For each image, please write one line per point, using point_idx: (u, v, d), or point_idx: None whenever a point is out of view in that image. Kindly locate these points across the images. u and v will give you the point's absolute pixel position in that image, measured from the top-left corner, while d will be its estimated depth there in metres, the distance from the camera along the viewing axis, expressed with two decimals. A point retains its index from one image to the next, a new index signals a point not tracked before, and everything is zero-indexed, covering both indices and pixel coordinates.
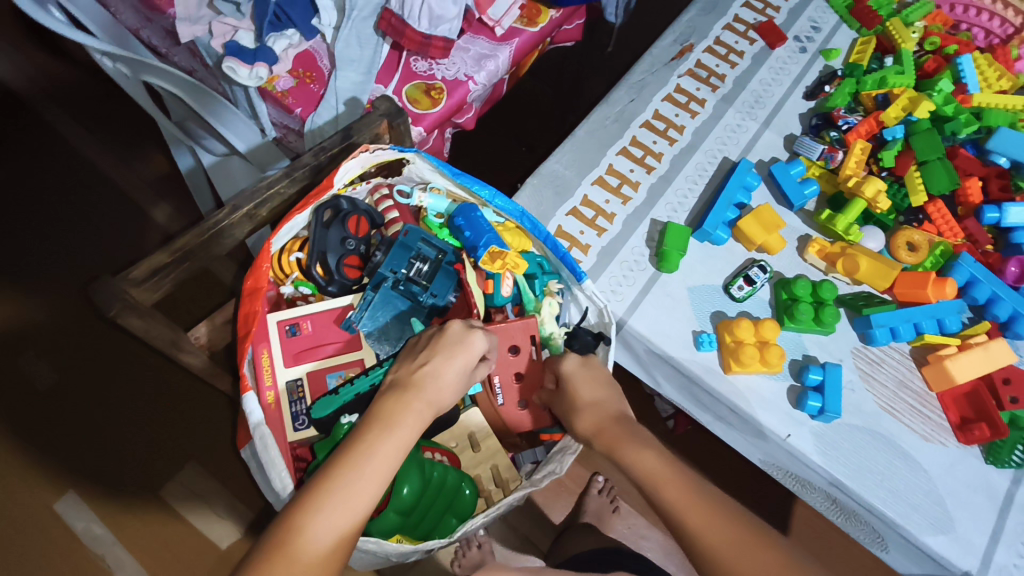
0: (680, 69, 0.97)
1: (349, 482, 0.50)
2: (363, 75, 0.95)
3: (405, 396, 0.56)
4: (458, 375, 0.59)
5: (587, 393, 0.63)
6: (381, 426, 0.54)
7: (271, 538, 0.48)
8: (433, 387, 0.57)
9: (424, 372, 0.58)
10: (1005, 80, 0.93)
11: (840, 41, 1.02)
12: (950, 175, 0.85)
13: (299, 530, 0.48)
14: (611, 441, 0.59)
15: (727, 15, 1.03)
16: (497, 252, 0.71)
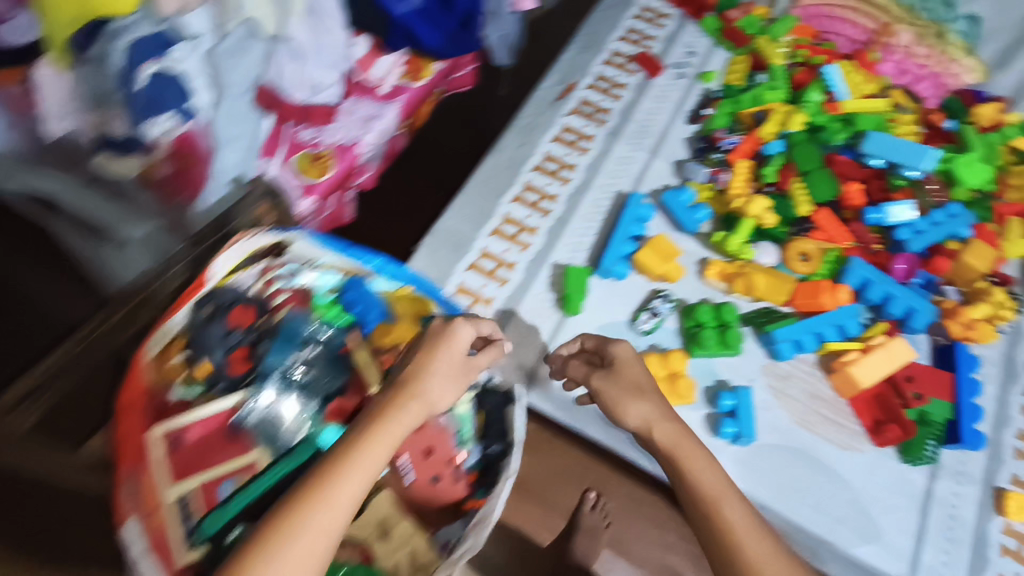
0: (566, 108, 0.98)
1: (321, 505, 0.49)
2: (244, 151, 0.87)
3: (392, 408, 0.56)
4: (442, 383, 0.59)
5: (636, 406, 0.65)
6: (363, 443, 0.53)
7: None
8: (418, 398, 0.57)
9: (411, 376, 0.58)
10: (869, 85, 0.97)
11: (715, 63, 1.05)
12: (830, 183, 0.88)
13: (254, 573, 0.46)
14: (673, 441, 0.64)
15: (605, 51, 1.05)
16: (386, 327, 0.72)
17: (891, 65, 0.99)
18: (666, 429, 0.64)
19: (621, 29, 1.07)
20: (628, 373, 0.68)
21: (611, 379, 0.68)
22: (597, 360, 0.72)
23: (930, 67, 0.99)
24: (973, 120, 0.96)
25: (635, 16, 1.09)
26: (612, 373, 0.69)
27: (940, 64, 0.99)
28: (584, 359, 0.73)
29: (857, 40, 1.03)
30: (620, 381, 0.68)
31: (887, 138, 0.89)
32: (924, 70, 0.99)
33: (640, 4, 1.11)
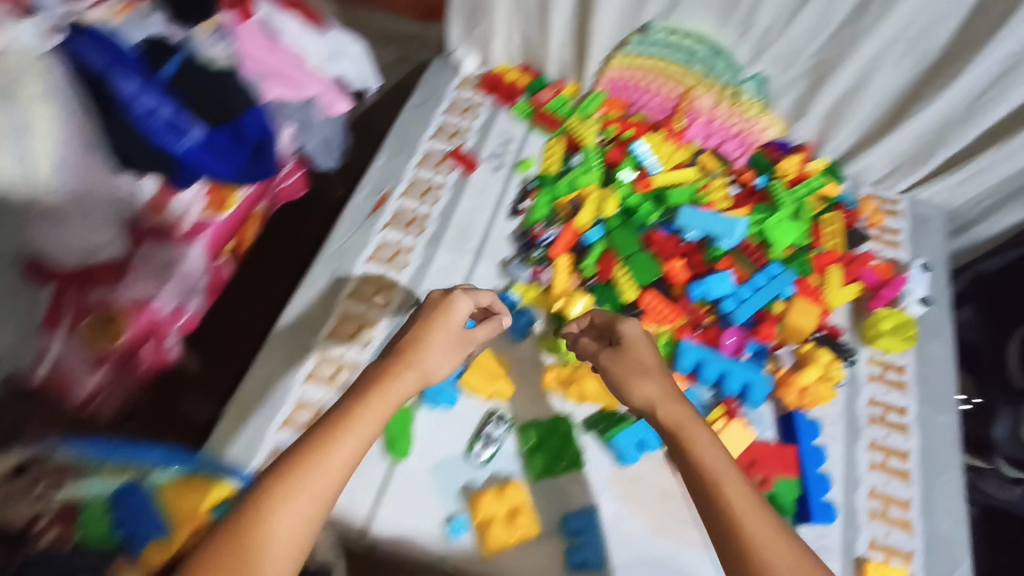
0: (381, 222, 0.93)
1: (316, 465, 0.52)
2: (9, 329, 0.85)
3: (394, 375, 0.60)
4: (446, 345, 0.64)
5: (643, 383, 0.62)
6: (361, 402, 0.57)
7: (224, 532, 0.49)
8: (421, 359, 0.62)
9: (411, 347, 0.63)
10: (678, 154, 0.99)
11: (532, 148, 1.03)
12: (651, 265, 0.86)
13: (250, 528, 0.49)
14: (677, 420, 0.59)
15: (418, 152, 1.01)
16: (164, 531, 0.62)
17: (698, 127, 1.02)
18: (670, 407, 0.60)
19: (432, 126, 1.04)
20: (635, 353, 0.65)
21: (619, 357, 0.66)
22: (604, 340, 0.70)
23: (735, 127, 1.01)
24: (780, 173, 0.98)
25: (445, 111, 1.06)
26: (618, 351, 0.66)
27: (744, 125, 1.00)
28: (591, 336, 0.72)
29: (665, 106, 1.04)
30: (629, 360, 0.65)
31: (699, 210, 0.90)
32: (727, 129, 1.01)
33: (451, 96, 1.08)
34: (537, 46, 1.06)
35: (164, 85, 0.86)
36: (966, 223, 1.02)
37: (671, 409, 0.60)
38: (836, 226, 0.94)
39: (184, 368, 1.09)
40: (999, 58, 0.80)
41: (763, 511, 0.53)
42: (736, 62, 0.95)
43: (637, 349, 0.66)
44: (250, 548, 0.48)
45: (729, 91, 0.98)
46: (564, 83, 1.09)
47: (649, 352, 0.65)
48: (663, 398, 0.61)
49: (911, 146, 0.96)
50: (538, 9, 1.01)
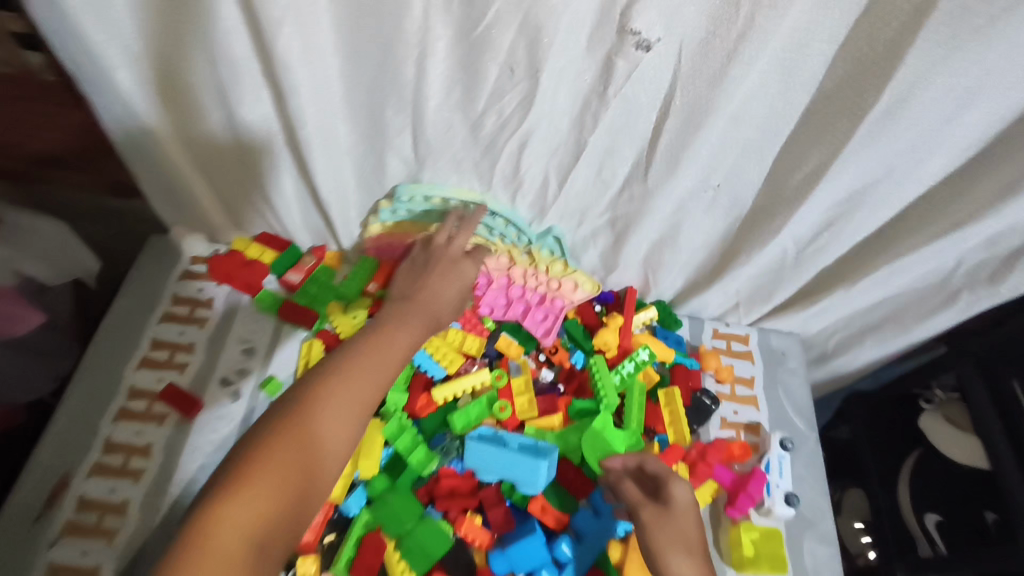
0: (51, 529, 0.65)
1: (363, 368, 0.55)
2: None
3: (404, 309, 0.64)
4: (457, 293, 0.69)
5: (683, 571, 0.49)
6: (393, 326, 0.61)
7: (274, 429, 0.50)
8: (430, 302, 0.66)
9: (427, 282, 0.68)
10: (471, 342, 0.75)
11: (283, 354, 0.79)
12: (433, 539, 0.62)
13: (374, 359, 0.57)
14: None
15: (117, 397, 0.73)
16: None
17: (492, 298, 0.79)
18: None
19: (139, 350, 0.76)
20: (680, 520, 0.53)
21: (665, 520, 0.53)
22: (648, 491, 0.58)
23: (537, 290, 0.78)
24: (601, 347, 0.77)
25: (161, 319, 0.79)
26: (663, 510, 0.54)
27: (547, 287, 0.78)
28: (634, 480, 0.60)
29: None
30: (676, 529, 0.53)
31: (491, 448, 0.66)
32: (528, 293, 0.79)
33: (170, 295, 0.81)
34: (272, 219, 0.81)
35: None
36: (824, 353, 0.87)
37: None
38: (674, 408, 0.76)
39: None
40: (825, 208, 0.65)
41: None
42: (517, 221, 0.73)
43: (681, 521, 0.53)
44: (303, 438, 0.50)
45: (519, 251, 0.76)
46: (324, 249, 0.84)
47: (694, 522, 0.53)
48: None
49: (746, 286, 0.79)
50: (249, 181, 0.75)
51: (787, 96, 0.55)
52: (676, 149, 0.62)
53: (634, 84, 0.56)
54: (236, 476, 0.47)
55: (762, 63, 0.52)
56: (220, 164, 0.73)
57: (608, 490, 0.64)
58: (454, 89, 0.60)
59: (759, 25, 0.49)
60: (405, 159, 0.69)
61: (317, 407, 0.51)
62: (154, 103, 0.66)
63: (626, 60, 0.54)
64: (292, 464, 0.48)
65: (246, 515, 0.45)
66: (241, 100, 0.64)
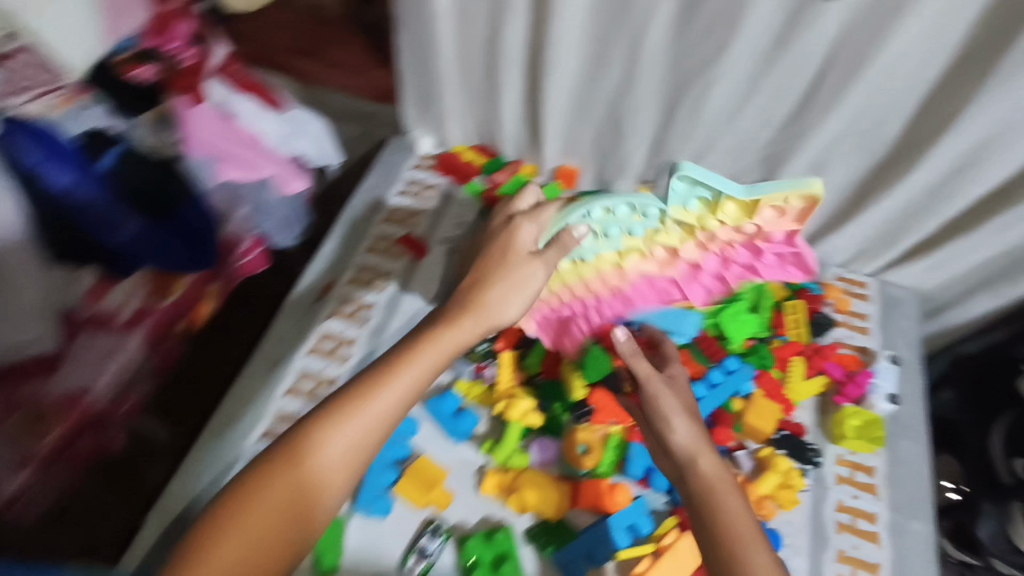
0: (324, 312, 0.91)
1: (379, 400, 0.54)
2: None
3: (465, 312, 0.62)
4: (519, 293, 0.64)
5: (680, 429, 0.63)
6: (430, 348, 0.58)
7: (259, 478, 0.50)
8: (493, 313, 0.63)
9: (477, 302, 0.63)
10: None
11: (482, 231, 1.00)
12: (600, 359, 0.81)
13: (359, 410, 0.53)
14: (706, 479, 0.58)
15: (368, 236, 0.99)
16: None
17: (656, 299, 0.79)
18: (700, 458, 0.60)
19: (385, 208, 1.02)
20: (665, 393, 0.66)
21: (667, 393, 0.67)
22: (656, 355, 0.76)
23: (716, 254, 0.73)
24: None
25: (399, 192, 1.04)
26: (665, 385, 0.68)
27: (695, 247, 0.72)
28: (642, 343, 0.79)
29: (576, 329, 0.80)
30: (670, 402, 0.66)
31: None
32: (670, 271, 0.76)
33: (404, 178, 1.06)
34: (490, 131, 1.06)
35: (99, 178, 0.87)
36: (939, 306, 1.00)
37: (715, 476, 0.58)
38: (799, 317, 0.90)
39: (154, 437, 1.09)
40: (958, 152, 0.79)
41: (758, 545, 0.53)
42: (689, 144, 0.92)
43: (666, 392, 0.68)
44: (282, 492, 0.49)
45: (670, 224, 0.70)
46: (521, 163, 1.07)
47: (676, 402, 0.66)
48: (709, 458, 0.60)
49: (874, 232, 0.93)
50: (487, 94, 1.00)
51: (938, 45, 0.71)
52: (836, 93, 0.79)
53: (811, 33, 0.75)
54: (227, 525, 0.48)
55: (920, 19, 0.69)
56: (469, 77, 0.99)
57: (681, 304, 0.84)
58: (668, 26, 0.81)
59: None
60: (611, 85, 0.90)
61: (290, 472, 0.50)
62: (447, 18, 0.91)
63: (812, 11, 0.73)
64: (269, 523, 0.48)
65: (233, 562, 0.46)
66: (507, 23, 0.88)
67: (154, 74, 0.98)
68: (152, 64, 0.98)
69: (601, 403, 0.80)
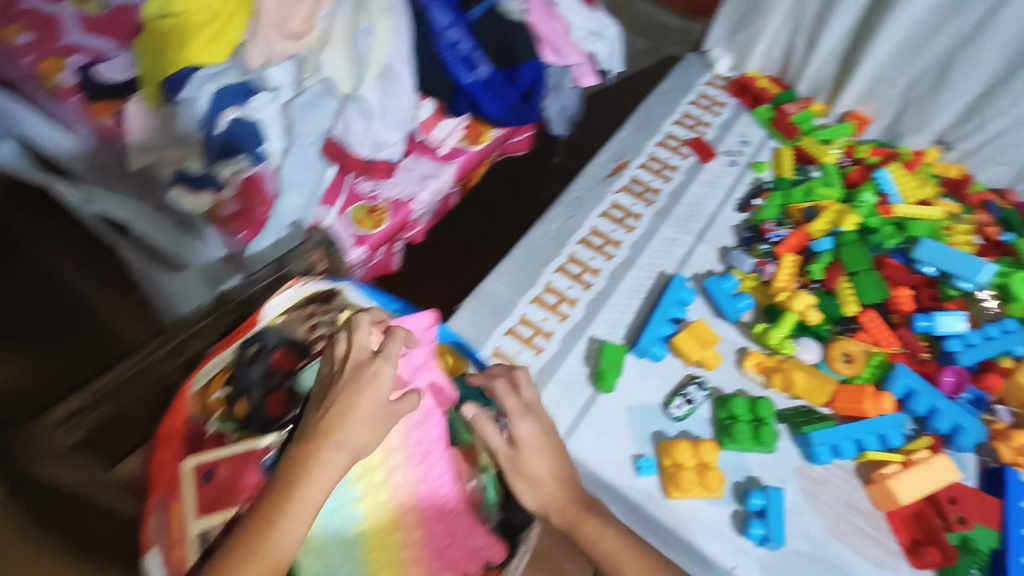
0: (616, 185, 1.01)
1: (287, 513, 0.48)
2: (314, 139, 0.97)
3: (371, 405, 0.52)
4: (375, 409, 0.53)
5: (537, 470, 0.63)
6: (330, 446, 0.50)
7: (238, 552, 0.47)
8: (340, 444, 0.50)
9: (329, 422, 0.51)
10: (927, 189, 0.97)
11: (767, 154, 1.07)
12: (879, 286, 0.86)
13: (281, 517, 0.48)
14: (571, 521, 0.62)
15: (660, 133, 1.08)
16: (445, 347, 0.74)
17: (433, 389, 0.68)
18: (569, 515, 0.62)
19: (677, 113, 1.10)
20: (522, 434, 0.64)
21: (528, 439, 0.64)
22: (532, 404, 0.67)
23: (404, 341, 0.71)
24: None
25: (691, 102, 1.12)
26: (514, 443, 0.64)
27: None
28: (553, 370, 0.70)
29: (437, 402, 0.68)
30: (527, 476, 0.63)
31: (942, 247, 0.87)
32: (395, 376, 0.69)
33: (697, 91, 1.14)
34: (795, 65, 1.11)
35: (469, 25, 1.00)
36: None
37: (568, 513, 0.62)
38: None
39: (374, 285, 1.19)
40: None
41: None
42: (1005, 109, 0.94)
43: (530, 457, 0.64)
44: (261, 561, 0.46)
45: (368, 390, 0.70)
46: (813, 101, 1.11)
47: (544, 466, 0.64)
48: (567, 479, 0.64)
49: None
50: (814, 24, 1.05)
51: None
52: None
53: None
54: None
55: None
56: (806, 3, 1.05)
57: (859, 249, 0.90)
58: None
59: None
60: (960, 33, 0.92)
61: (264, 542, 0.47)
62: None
63: None
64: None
65: None
66: None
67: None
68: None
69: (871, 322, 0.85)
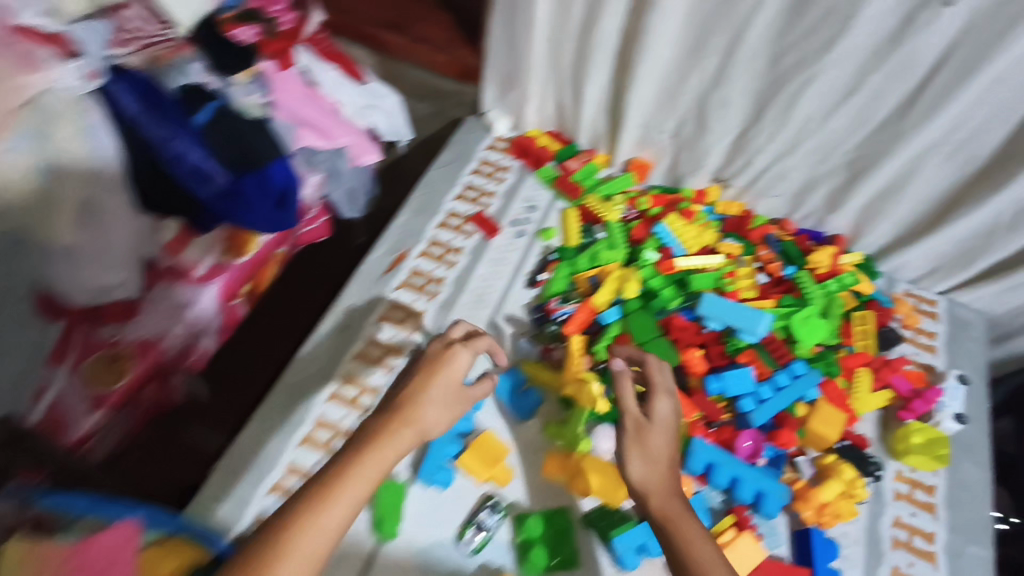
0: (394, 282, 0.92)
1: (338, 489, 0.52)
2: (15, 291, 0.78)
3: (444, 386, 0.64)
4: (446, 393, 0.64)
5: (637, 469, 0.63)
6: (370, 454, 0.56)
7: (306, 500, 0.51)
8: (415, 428, 0.60)
9: (406, 403, 0.62)
10: (708, 235, 0.95)
11: (554, 217, 1.02)
12: (668, 352, 0.82)
13: (338, 492, 0.52)
14: (664, 509, 0.60)
15: (440, 213, 1.00)
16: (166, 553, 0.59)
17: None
18: (665, 500, 0.61)
19: (457, 187, 1.03)
20: (657, 412, 0.67)
21: (643, 446, 0.64)
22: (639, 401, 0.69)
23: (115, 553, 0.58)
24: (812, 265, 0.93)
25: (472, 172, 1.06)
26: (645, 426, 0.66)
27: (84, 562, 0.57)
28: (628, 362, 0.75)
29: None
30: (647, 452, 0.64)
31: (721, 300, 0.86)
32: None
33: (478, 158, 1.08)
34: (570, 119, 1.06)
35: (197, 134, 0.86)
36: (1005, 334, 0.98)
37: (664, 495, 0.61)
38: (866, 327, 0.90)
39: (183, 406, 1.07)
40: None
41: None
42: (760, 146, 0.92)
43: (657, 434, 0.65)
44: (317, 519, 0.50)
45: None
46: (594, 152, 1.08)
47: (666, 442, 0.65)
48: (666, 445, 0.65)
49: (950, 248, 0.91)
50: (573, 79, 0.99)
51: None
52: (937, 101, 0.76)
53: (926, 34, 0.71)
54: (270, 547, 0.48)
55: None
56: (561, 56, 0.96)
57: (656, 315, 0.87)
58: (778, 22, 0.78)
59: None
60: (706, 78, 0.88)
61: (330, 491, 0.52)
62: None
63: (927, 14, 0.69)
64: (310, 550, 0.49)
65: None
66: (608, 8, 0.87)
67: (253, 35, 0.96)
68: (253, 25, 0.96)
69: None
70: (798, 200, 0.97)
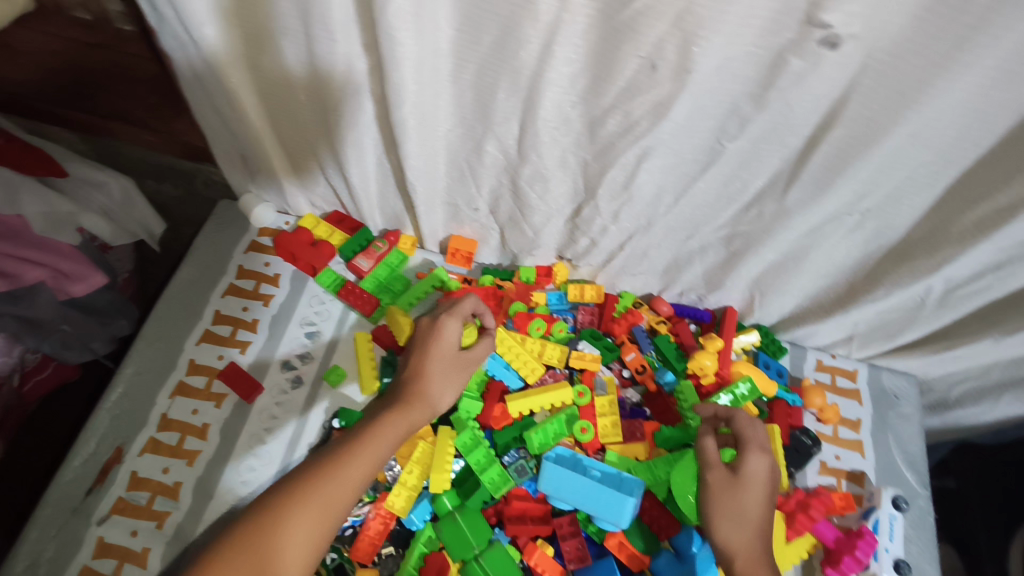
0: (102, 507, 0.62)
1: (347, 456, 0.50)
2: None
3: (441, 346, 0.59)
4: (445, 362, 0.59)
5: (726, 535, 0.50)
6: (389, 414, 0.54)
7: (311, 466, 0.48)
8: (418, 394, 0.56)
9: (413, 374, 0.57)
10: (550, 351, 0.69)
11: (346, 345, 0.73)
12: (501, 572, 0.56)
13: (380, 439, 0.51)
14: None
15: (177, 369, 0.69)
16: None
17: None
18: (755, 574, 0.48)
19: (203, 322, 0.72)
20: (750, 465, 0.53)
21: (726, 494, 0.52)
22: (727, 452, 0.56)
23: None
24: (696, 370, 0.68)
25: (225, 292, 0.74)
26: (734, 481, 0.52)
27: None
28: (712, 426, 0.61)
29: None
30: (736, 513, 0.51)
31: (570, 474, 0.60)
32: None
33: (236, 266, 0.76)
34: (345, 200, 0.75)
35: None
36: (943, 402, 0.77)
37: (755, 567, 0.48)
38: (771, 448, 0.66)
39: None
40: (986, 254, 0.54)
41: None
42: (598, 224, 0.64)
43: (748, 494, 0.52)
44: (341, 474, 0.48)
45: None
46: (398, 234, 0.78)
47: (761, 510, 0.51)
48: (764, 501, 0.52)
49: (869, 321, 0.68)
50: (332, 153, 0.67)
51: (967, 138, 0.45)
52: (832, 168, 0.50)
53: (801, 89, 0.45)
54: (270, 518, 0.45)
55: (959, 91, 0.42)
56: (297, 126, 0.66)
57: (487, 506, 0.62)
58: (582, 78, 0.50)
59: (1009, 5, 0.36)
60: (506, 148, 0.59)
61: (338, 461, 0.49)
62: (245, 76, 0.61)
63: (802, 59, 0.43)
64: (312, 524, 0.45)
65: None
66: (334, 79, 0.57)
67: None
68: None
69: None
70: (670, 277, 0.71)
